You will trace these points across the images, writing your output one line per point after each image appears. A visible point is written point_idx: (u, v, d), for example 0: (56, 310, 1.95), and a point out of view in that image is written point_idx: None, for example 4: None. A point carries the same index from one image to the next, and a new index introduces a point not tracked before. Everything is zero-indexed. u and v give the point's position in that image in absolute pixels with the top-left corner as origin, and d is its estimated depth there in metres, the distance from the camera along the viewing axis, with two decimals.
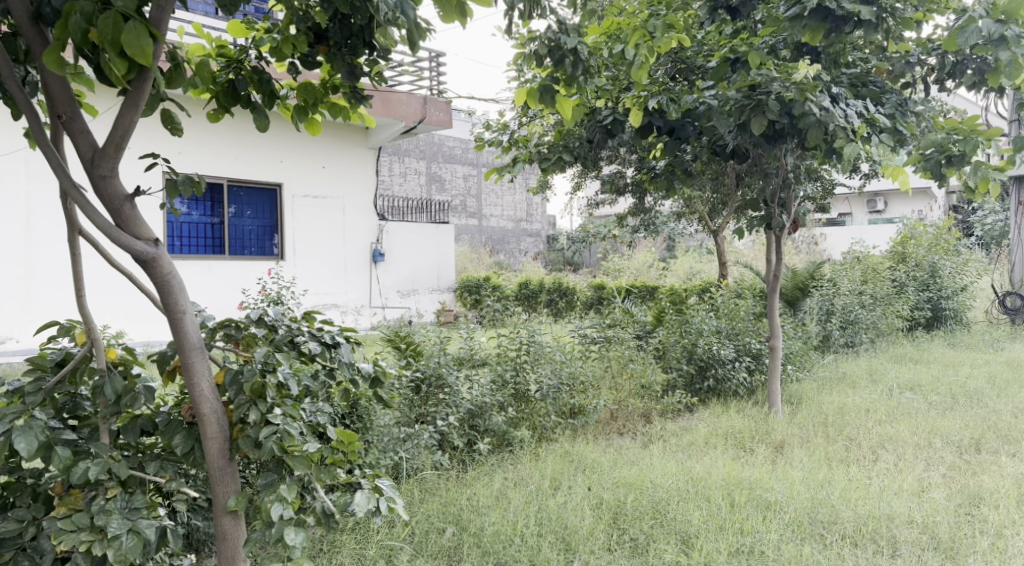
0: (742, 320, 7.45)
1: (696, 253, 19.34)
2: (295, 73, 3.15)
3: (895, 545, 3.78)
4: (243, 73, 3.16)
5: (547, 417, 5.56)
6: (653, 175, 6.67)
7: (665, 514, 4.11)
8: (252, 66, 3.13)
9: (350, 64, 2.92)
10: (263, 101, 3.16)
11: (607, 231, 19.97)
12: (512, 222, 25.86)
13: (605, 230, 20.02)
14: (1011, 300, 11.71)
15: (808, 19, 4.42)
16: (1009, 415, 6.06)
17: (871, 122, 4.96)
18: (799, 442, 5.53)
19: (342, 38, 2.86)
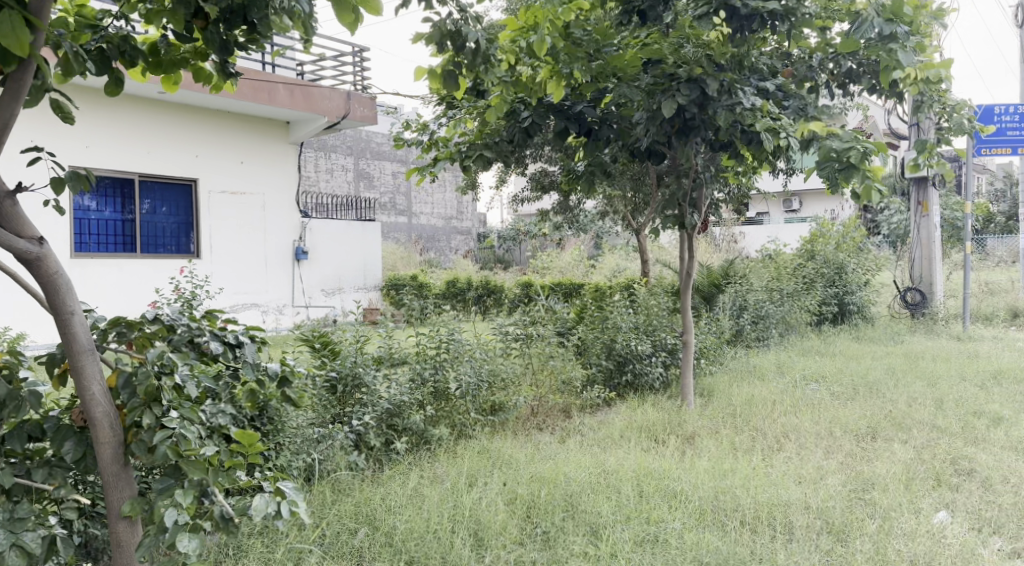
0: (657, 315, 7.62)
1: (623, 252, 19.61)
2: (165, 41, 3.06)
3: (790, 528, 3.95)
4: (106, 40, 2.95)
5: (466, 415, 5.56)
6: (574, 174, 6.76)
7: (577, 506, 4.19)
8: (123, 32, 2.94)
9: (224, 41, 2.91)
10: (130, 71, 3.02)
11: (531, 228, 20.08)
12: (441, 219, 25.79)
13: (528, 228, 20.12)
14: (911, 296, 12.28)
15: (715, 18, 4.58)
16: (903, 403, 6.37)
17: (778, 120, 5.13)
18: (708, 433, 5.69)
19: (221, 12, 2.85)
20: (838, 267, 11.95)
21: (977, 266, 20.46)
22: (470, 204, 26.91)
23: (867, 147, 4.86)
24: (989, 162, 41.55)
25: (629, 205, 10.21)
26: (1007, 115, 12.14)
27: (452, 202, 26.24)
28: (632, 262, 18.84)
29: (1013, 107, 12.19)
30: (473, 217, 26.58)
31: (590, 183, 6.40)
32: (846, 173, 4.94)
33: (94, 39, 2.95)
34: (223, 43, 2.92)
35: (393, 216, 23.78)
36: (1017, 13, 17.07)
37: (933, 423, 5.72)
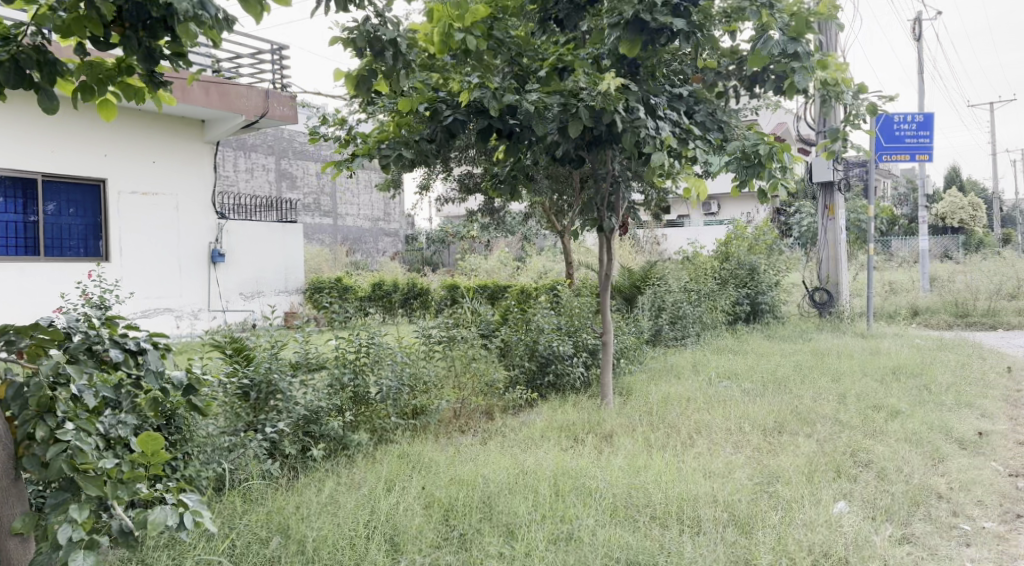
0: (580, 315, 7.71)
1: (549, 254, 19.81)
2: (84, 53, 3.13)
3: (698, 522, 4.06)
4: (24, 52, 3.04)
5: (387, 418, 5.50)
6: (497, 178, 6.78)
7: (494, 507, 4.21)
8: (36, 45, 3.06)
9: (147, 47, 3.05)
10: (50, 84, 3.10)
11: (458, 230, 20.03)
12: (368, 221, 25.60)
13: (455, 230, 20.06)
14: (819, 295, 12.78)
15: (626, 30, 4.65)
16: (809, 399, 6.64)
17: (686, 130, 5.31)
18: (627, 431, 5.80)
19: (140, 19, 2.98)
20: (752, 267, 12.31)
21: (882, 266, 21.38)
22: (397, 205, 26.71)
23: (772, 146, 5.12)
24: (893, 169, 43.43)
25: (552, 207, 10.32)
26: (905, 123, 12.68)
27: (378, 202, 25.98)
28: (557, 264, 19.00)
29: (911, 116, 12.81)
30: (401, 218, 26.41)
31: (512, 187, 6.45)
32: (754, 172, 5.20)
33: (7, 53, 3.04)
34: (146, 49, 3.08)
35: (318, 217, 23.44)
36: (916, 26, 17.91)
37: (837, 417, 5.97)
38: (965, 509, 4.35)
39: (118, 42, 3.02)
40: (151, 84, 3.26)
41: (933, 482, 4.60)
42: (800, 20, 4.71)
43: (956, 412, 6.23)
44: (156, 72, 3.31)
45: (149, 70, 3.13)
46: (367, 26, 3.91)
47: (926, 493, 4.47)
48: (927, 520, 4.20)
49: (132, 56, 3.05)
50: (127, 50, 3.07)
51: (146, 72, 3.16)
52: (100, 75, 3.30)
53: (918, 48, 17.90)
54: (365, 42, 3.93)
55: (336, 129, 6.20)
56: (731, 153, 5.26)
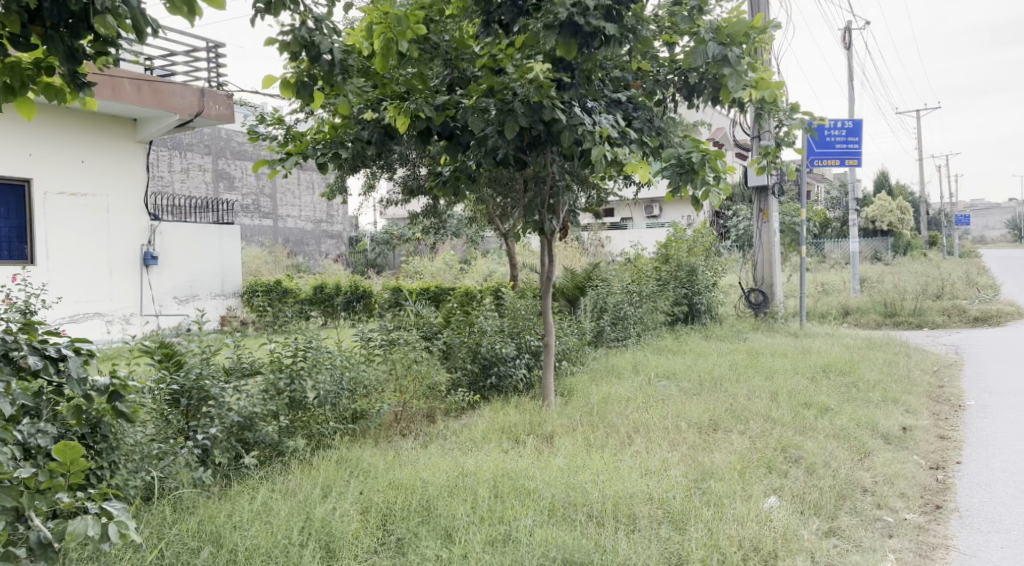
0: (524, 318, 7.71)
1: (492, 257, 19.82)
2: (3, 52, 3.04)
3: (634, 520, 4.11)
4: None
5: (325, 423, 5.41)
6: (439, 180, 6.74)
7: (432, 511, 4.19)
8: None
9: (70, 48, 2.98)
10: None
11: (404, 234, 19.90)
12: (310, 222, 25.29)
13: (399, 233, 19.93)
14: (754, 296, 13.05)
15: (560, 32, 4.69)
16: (744, 397, 6.77)
17: (622, 133, 5.37)
18: (567, 432, 5.84)
19: (62, 18, 2.90)
20: (690, 268, 12.51)
21: (814, 267, 21.95)
22: (340, 207, 26.39)
23: (704, 154, 5.24)
24: (826, 173, 44.61)
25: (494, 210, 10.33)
26: (836, 130, 13.17)
27: (319, 204, 25.60)
28: (501, 266, 19.01)
29: (841, 122, 13.20)
30: (344, 220, 26.09)
31: (454, 188, 6.43)
32: (688, 176, 5.29)
33: None
34: (68, 50, 3.00)
35: (257, 219, 23.04)
36: (847, 35, 18.46)
37: (769, 414, 6.10)
38: (889, 501, 4.50)
39: (39, 42, 2.94)
40: (74, 85, 3.18)
41: (859, 476, 4.74)
42: (730, 26, 4.92)
43: (883, 408, 6.44)
44: (79, 72, 3.23)
45: (72, 70, 3.06)
46: (303, 29, 3.90)
47: (851, 487, 4.61)
48: (852, 513, 4.33)
49: (53, 57, 2.97)
50: (49, 51, 2.99)
51: (69, 73, 3.09)
52: (19, 74, 3.20)
53: (847, 56, 18.45)
54: (301, 48, 3.92)
55: (272, 128, 6.06)
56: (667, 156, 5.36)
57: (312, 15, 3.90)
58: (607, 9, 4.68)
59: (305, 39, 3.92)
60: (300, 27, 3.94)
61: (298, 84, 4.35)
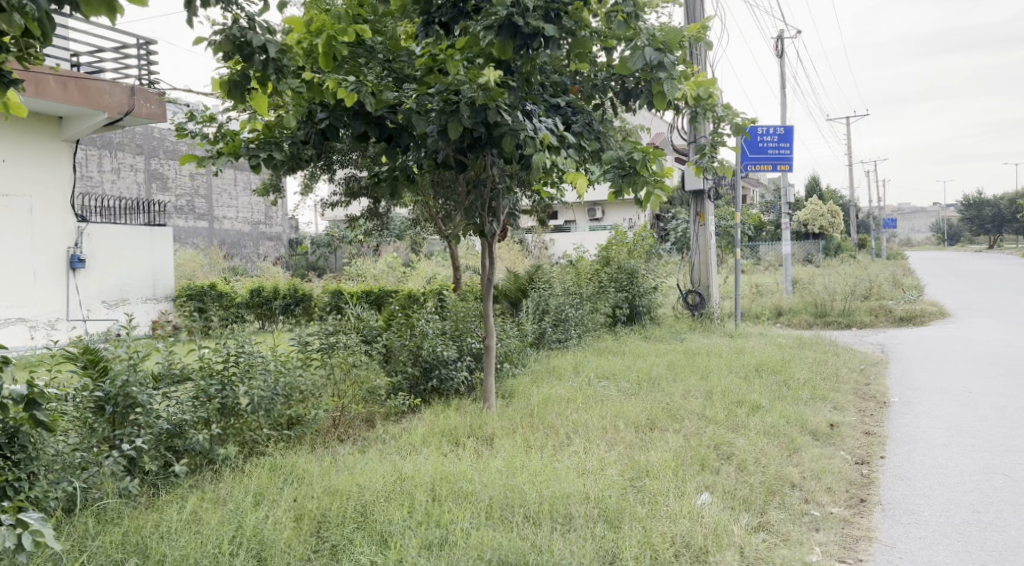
0: (465, 320, 7.66)
1: (435, 260, 19.75)
2: None
3: (570, 520, 4.14)
4: None
5: (260, 430, 5.27)
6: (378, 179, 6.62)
7: (368, 516, 4.15)
8: None
9: None
10: None
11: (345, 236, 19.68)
12: (247, 224, 24.84)
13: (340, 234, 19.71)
14: (692, 297, 13.24)
15: (499, 34, 4.69)
16: (681, 396, 6.88)
17: (562, 136, 5.39)
18: (507, 433, 5.83)
19: None
20: (631, 271, 12.65)
21: (750, 270, 22.43)
22: (278, 209, 26.06)
23: (645, 155, 5.32)
24: (761, 179, 45.72)
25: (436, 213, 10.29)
26: (768, 136, 13.45)
27: (256, 205, 25.30)
28: (444, 269, 18.94)
29: (773, 128, 13.52)
30: (282, 222, 25.83)
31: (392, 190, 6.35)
32: (630, 178, 5.37)
33: None
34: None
35: (192, 221, 22.52)
36: (779, 43, 18.92)
37: (704, 413, 6.21)
38: (815, 496, 4.62)
39: None
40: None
41: (788, 471, 4.86)
42: (667, 33, 5.00)
43: (812, 406, 6.61)
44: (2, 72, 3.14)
45: None
46: (235, 29, 3.89)
47: (781, 482, 4.72)
48: (781, 508, 4.44)
49: None
50: None
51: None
52: None
53: (779, 64, 18.93)
54: (232, 47, 3.91)
55: (204, 126, 5.86)
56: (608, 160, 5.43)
57: (244, 14, 3.89)
58: (544, 10, 4.72)
59: (237, 38, 3.91)
60: (231, 26, 3.93)
61: (230, 84, 4.30)
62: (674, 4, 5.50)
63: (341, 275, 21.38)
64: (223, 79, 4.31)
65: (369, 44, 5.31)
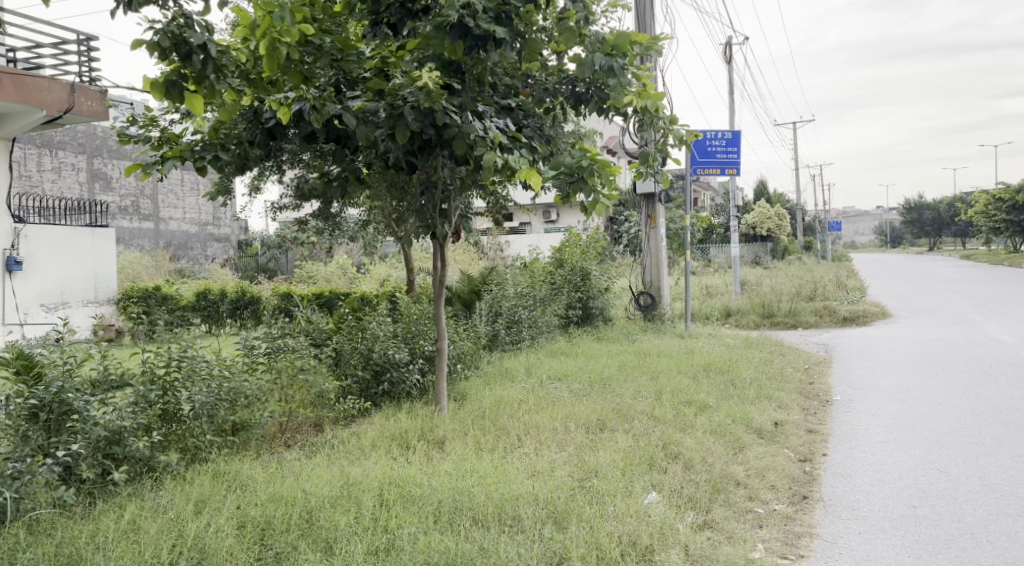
0: (417, 323, 7.59)
1: (388, 262, 19.60)
2: None
3: (518, 522, 4.14)
4: None
5: (204, 437, 5.16)
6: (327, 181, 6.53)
7: (313, 522, 4.09)
8: None
9: None
10: None
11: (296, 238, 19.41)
12: (195, 225, 24.37)
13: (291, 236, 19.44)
14: (643, 299, 13.27)
15: (448, 34, 4.66)
16: (631, 396, 6.93)
17: (513, 138, 5.36)
18: (458, 436, 5.80)
19: None
20: (584, 273, 12.70)
21: (701, 272, 22.74)
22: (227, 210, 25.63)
23: (593, 162, 5.37)
24: (711, 183, 46.40)
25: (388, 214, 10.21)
26: (717, 140, 13.63)
27: (204, 206, 24.86)
28: (396, 271, 18.79)
29: (721, 133, 13.72)
30: (231, 224, 25.41)
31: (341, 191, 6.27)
32: (578, 183, 5.42)
33: None
34: None
35: (137, 222, 22.00)
36: (727, 49, 19.21)
37: (653, 413, 6.25)
38: (759, 494, 4.70)
39: None
40: None
41: (733, 470, 4.92)
42: (617, 38, 5.09)
43: (758, 405, 6.71)
44: None
45: None
46: (173, 27, 3.92)
47: (726, 480, 4.78)
48: (726, 505, 4.50)
49: None
50: None
51: None
52: None
53: (728, 69, 19.21)
54: (170, 44, 3.94)
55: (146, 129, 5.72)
56: (557, 165, 5.45)
57: (183, 12, 3.93)
58: (494, 12, 4.71)
59: (176, 36, 3.95)
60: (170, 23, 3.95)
61: (167, 83, 4.26)
62: (622, 10, 5.53)
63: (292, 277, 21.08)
64: (157, 80, 4.24)
65: None
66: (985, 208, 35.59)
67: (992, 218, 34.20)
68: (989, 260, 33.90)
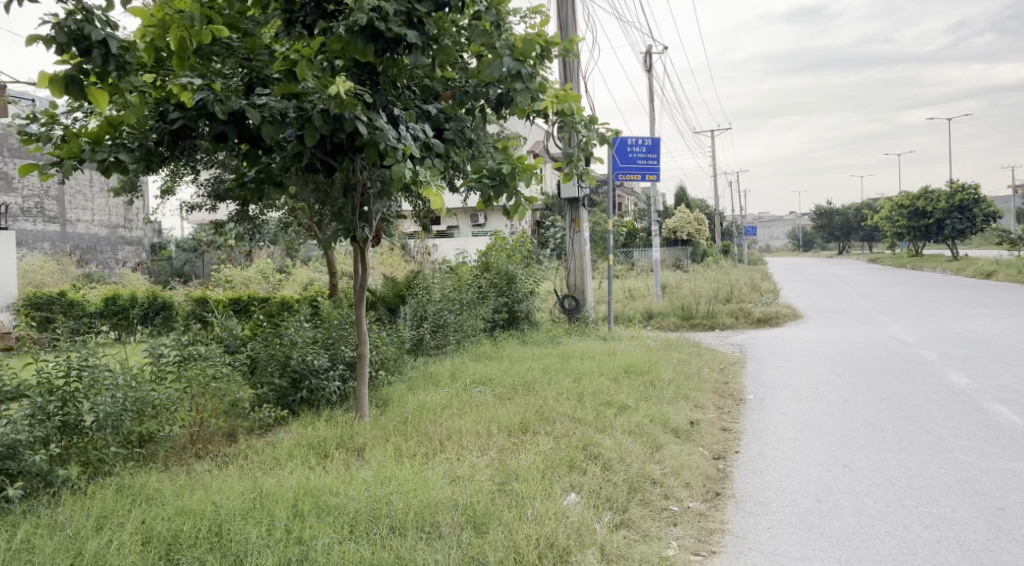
0: (338, 328, 7.44)
1: (311, 267, 19.24)
2: None
3: (437, 528, 4.09)
4: None
5: (108, 449, 4.96)
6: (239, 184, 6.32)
7: (223, 535, 3.97)
8: None
9: None
10: None
11: (214, 242, 18.86)
12: (104, 228, 23.47)
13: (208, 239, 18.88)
14: (568, 301, 13.46)
15: (359, 37, 4.60)
16: (553, 398, 6.97)
17: (428, 146, 5.26)
18: (379, 443, 5.71)
19: None
20: (510, 276, 12.71)
21: (624, 275, 23.08)
22: (140, 212, 24.77)
23: (514, 168, 5.36)
24: (635, 188, 47.22)
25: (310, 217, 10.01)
26: (637, 146, 13.86)
27: (115, 208, 23.95)
28: (319, 275, 18.48)
29: (641, 139, 13.94)
30: (143, 226, 24.56)
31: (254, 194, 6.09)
32: (499, 188, 5.40)
33: None
34: None
35: (42, 224, 21.03)
36: (646, 58, 19.57)
37: (575, 415, 6.29)
38: (674, 492, 4.78)
39: None
40: None
41: (650, 470, 4.98)
42: (523, 44, 5.06)
43: (675, 405, 6.84)
44: None
45: None
46: (70, 22, 3.80)
47: (642, 479, 4.84)
48: (642, 505, 4.56)
49: None
50: None
51: None
52: None
53: (648, 78, 19.58)
54: (67, 41, 3.81)
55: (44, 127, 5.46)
56: (478, 169, 5.42)
57: (81, 6, 3.81)
58: (407, 16, 4.66)
59: (73, 31, 3.82)
60: (66, 19, 3.83)
61: (66, 80, 4.05)
62: (541, 15, 5.56)
63: (209, 281, 20.47)
64: (55, 76, 4.03)
65: (225, 41, 5.00)
66: (889, 213, 37.23)
67: (896, 223, 35.83)
68: (895, 263, 35.50)
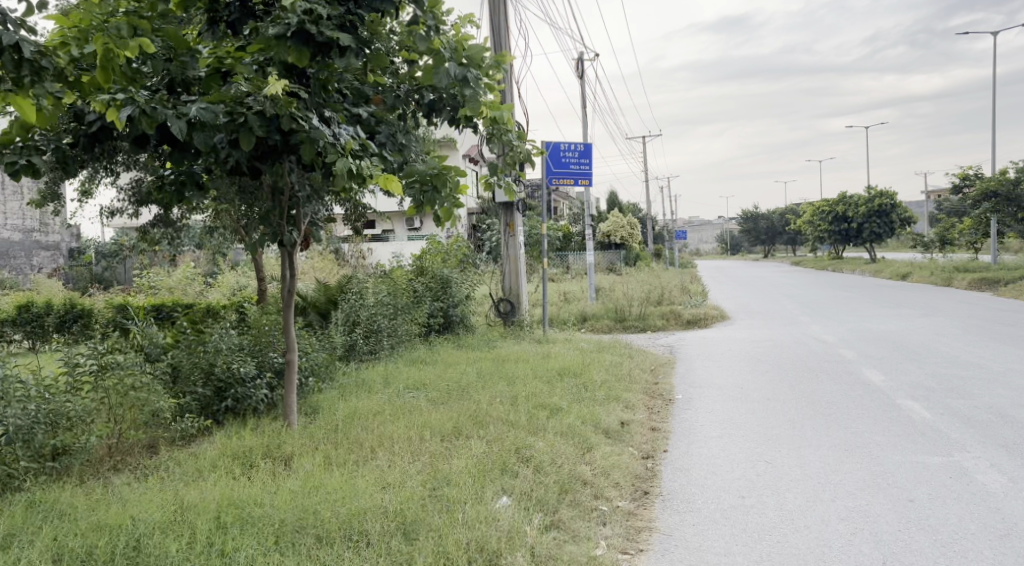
0: (266, 335, 7.28)
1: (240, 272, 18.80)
2: None
3: (364, 538, 4.04)
4: None
5: (16, 464, 4.78)
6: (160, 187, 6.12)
7: (141, 551, 3.84)
8: None
9: None
10: None
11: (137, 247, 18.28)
12: (19, 232, 22.55)
13: (131, 244, 18.28)
14: (502, 305, 13.48)
15: (291, 40, 4.51)
16: (486, 402, 6.96)
17: (363, 146, 5.16)
18: (308, 451, 5.60)
19: None
20: (445, 280, 12.64)
21: (558, 278, 23.25)
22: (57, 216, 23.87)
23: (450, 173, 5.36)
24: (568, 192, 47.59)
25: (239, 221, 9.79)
26: (570, 151, 13.93)
27: (30, 211, 22.99)
28: (248, 280, 18.07)
29: (574, 144, 14.01)
30: (61, 230, 23.65)
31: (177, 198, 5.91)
32: (431, 195, 5.39)
33: None
34: None
35: None
36: (578, 64, 19.76)
37: (508, 418, 6.30)
38: (604, 492, 4.83)
39: None
40: None
41: (580, 470, 5.01)
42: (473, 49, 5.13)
43: (606, 406, 6.91)
44: None
45: None
46: None
47: (574, 480, 4.87)
48: (572, 505, 4.59)
49: None
50: None
51: None
52: None
53: (580, 84, 19.77)
54: None
55: None
56: (410, 174, 5.37)
57: None
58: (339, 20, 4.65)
59: None
60: None
61: None
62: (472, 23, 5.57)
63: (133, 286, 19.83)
64: None
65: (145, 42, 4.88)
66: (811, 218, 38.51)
67: (818, 227, 37.07)
68: (818, 265, 36.71)
